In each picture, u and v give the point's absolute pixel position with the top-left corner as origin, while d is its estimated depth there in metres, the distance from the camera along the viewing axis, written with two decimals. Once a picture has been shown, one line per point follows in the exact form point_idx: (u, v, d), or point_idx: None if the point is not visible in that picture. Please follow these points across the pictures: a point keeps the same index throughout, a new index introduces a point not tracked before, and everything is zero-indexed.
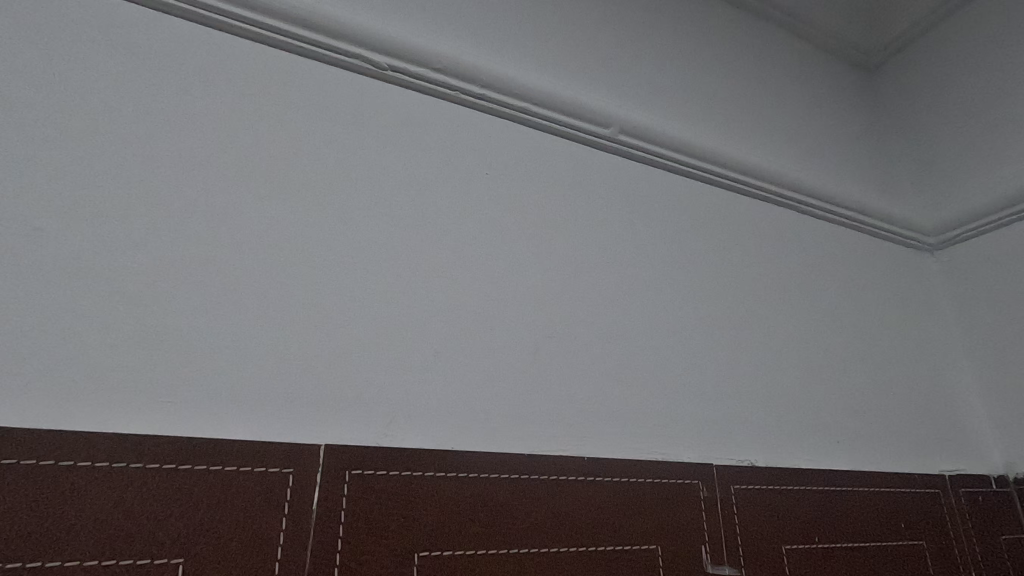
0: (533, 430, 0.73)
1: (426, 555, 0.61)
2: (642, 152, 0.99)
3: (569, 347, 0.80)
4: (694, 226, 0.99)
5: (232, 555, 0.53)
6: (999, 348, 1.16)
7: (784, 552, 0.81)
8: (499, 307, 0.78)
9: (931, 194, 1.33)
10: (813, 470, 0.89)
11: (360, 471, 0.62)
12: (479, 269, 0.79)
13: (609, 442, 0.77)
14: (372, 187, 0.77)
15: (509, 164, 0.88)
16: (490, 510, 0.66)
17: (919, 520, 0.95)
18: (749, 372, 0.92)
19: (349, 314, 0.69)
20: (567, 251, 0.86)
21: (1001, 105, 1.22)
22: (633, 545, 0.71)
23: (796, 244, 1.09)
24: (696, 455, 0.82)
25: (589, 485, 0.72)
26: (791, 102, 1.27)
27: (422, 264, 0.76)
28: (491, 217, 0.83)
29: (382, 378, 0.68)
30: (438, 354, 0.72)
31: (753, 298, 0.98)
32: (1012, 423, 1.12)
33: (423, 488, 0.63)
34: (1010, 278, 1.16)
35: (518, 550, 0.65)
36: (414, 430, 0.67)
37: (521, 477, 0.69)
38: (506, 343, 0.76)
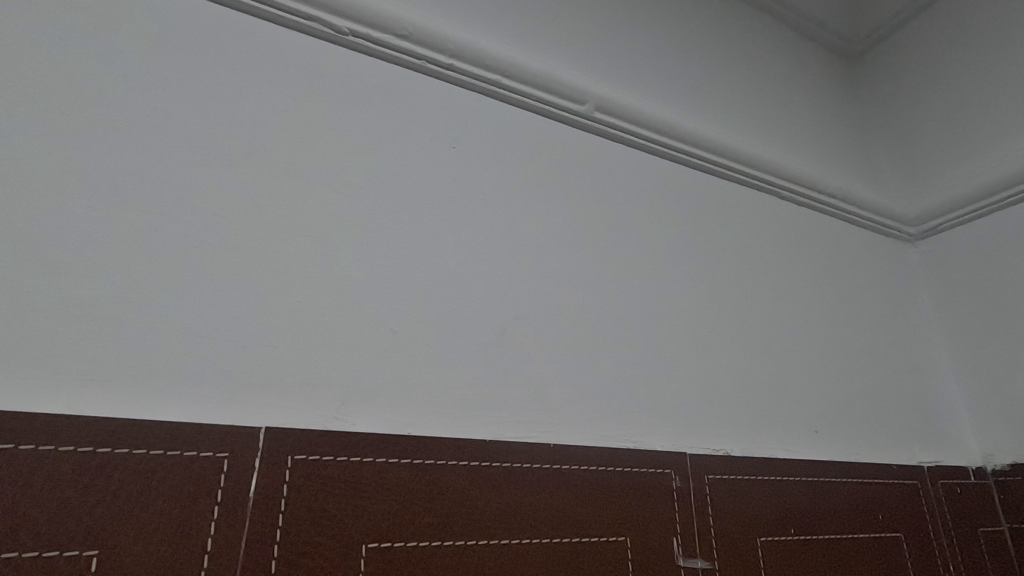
0: (497, 416, 0.69)
1: (375, 547, 0.57)
2: (623, 127, 0.94)
3: (538, 331, 0.76)
4: (676, 207, 0.95)
5: (156, 546, 0.49)
6: (982, 338, 1.13)
7: (758, 545, 0.78)
8: (465, 288, 0.74)
9: (913, 183, 1.28)
10: (789, 460, 0.86)
11: (304, 456, 0.57)
12: (443, 246, 0.75)
13: (578, 429, 0.73)
14: (328, 156, 0.72)
15: (481, 138, 0.83)
16: (446, 499, 0.62)
17: (897, 513, 0.92)
18: (727, 359, 0.88)
19: (301, 289, 0.64)
20: (539, 229, 0.82)
21: (988, 89, 1.17)
22: (600, 537, 0.68)
23: (782, 228, 1.05)
24: (669, 444, 0.78)
25: (555, 473, 0.68)
26: (780, 84, 1.22)
27: (380, 239, 0.71)
28: (457, 192, 0.78)
29: (334, 358, 0.63)
30: (395, 336, 0.67)
31: (732, 282, 0.95)
32: (993, 415, 1.09)
33: (373, 476, 0.59)
34: (992, 267, 1.12)
35: (476, 542, 0.61)
36: (366, 414, 0.63)
37: (481, 464, 0.65)
38: (470, 325, 0.72)
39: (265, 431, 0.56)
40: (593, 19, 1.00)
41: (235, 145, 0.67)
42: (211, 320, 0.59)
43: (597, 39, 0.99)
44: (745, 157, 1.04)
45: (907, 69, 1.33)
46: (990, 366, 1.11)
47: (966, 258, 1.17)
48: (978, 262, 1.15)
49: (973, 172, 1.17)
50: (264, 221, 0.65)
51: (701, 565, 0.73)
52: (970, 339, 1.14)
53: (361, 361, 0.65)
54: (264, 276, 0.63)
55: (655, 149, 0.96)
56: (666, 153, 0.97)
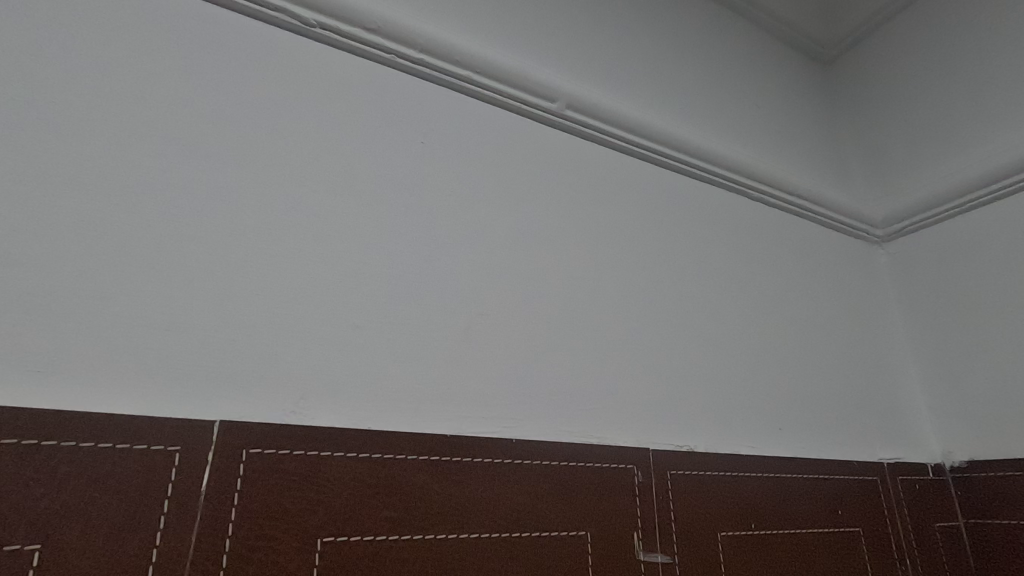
0: (460, 411, 0.69)
1: (331, 541, 0.57)
2: (594, 125, 0.94)
3: (503, 327, 0.76)
4: (645, 206, 0.96)
5: (102, 540, 0.48)
6: (943, 338, 1.16)
7: (718, 539, 0.79)
8: (430, 283, 0.74)
9: (881, 186, 1.31)
10: (752, 456, 0.87)
11: (259, 450, 0.57)
12: (408, 241, 0.74)
13: (541, 424, 0.74)
14: (293, 149, 0.71)
15: (450, 134, 0.83)
16: (406, 494, 0.62)
17: (856, 508, 0.94)
18: (693, 356, 0.89)
19: (262, 281, 0.64)
20: (507, 226, 0.82)
21: (954, 96, 1.20)
22: (561, 531, 0.68)
23: (750, 229, 1.07)
24: (634, 440, 0.79)
25: (517, 468, 0.69)
26: (752, 87, 1.24)
27: (344, 233, 0.71)
28: (425, 188, 0.78)
29: (294, 352, 0.63)
30: (357, 331, 0.67)
31: (700, 280, 0.96)
32: (951, 413, 1.12)
33: (330, 470, 0.59)
34: (954, 269, 1.15)
35: (435, 535, 0.62)
36: (326, 408, 0.62)
37: (442, 459, 0.65)
38: (436, 321, 0.72)
39: (219, 425, 0.56)
40: (566, 18, 1.01)
41: (195, 135, 0.66)
42: (166, 311, 0.58)
43: (570, 38, 1.00)
44: (715, 159, 1.05)
45: (876, 75, 1.36)
46: (950, 366, 1.14)
47: (929, 260, 1.20)
48: (941, 264, 1.18)
49: (939, 176, 1.20)
50: (224, 214, 0.64)
51: (662, 559, 0.74)
52: (931, 339, 1.17)
53: (322, 355, 0.64)
54: (224, 269, 0.62)
55: (626, 148, 0.97)
56: (637, 153, 0.98)
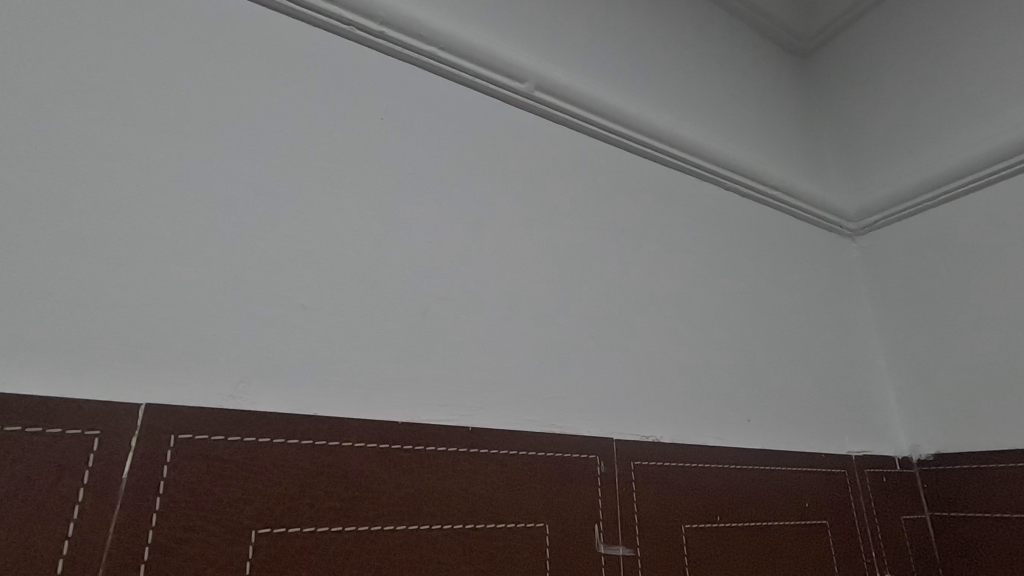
0: (413, 398, 0.66)
1: (266, 533, 0.53)
2: (563, 108, 0.91)
3: (463, 312, 0.73)
4: (615, 192, 0.94)
5: (6, 532, 0.44)
6: (912, 331, 1.15)
7: (682, 532, 0.77)
8: (385, 264, 0.70)
9: (855, 179, 1.30)
10: (719, 448, 0.85)
11: (189, 435, 0.53)
12: (363, 220, 0.71)
13: (501, 413, 0.71)
14: (240, 120, 0.67)
15: (411, 111, 0.80)
16: (351, 484, 0.58)
17: (823, 501, 0.93)
18: (660, 345, 0.87)
19: (200, 258, 0.60)
20: (470, 208, 0.79)
21: (929, 89, 1.19)
22: (517, 524, 0.66)
23: (722, 219, 1.05)
24: (597, 430, 0.77)
25: (472, 457, 0.66)
26: (728, 77, 1.23)
27: (293, 210, 0.67)
28: (382, 166, 0.75)
29: (234, 333, 0.59)
30: (305, 312, 0.64)
31: (669, 269, 0.94)
32: (919, 406, 1.12)
33: (267, 458, 0.55)
34: (924, 262, 1.15)
35: (382, 527, 0.58)
36: (266, 392, 0.59)
37: (391, 447, 0.62)
38: (391, 304, 0.69)
39: (146, 409, 0.52)
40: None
41: (130, 101, 0.61)
42: (90, 286, 0.54)
43: (541, 18, 0.97)
44: (689, 146, 1.03)
45: (851, 68, 1.36)
46: (919, 360, 1.14)
47: (901, 253, 1.20)
48: (912, 257, 1.17)
49: (912, 169, 1.19)
50: (160, 186, 0.60)
51: (623, 552, 0.71)
52: (901, 332, 1.17)
53: (265, 336, 0.61)
54: (158, 243, 0.58)
55: (597, 133, 0.95)
56: (608, 138, 0.96)
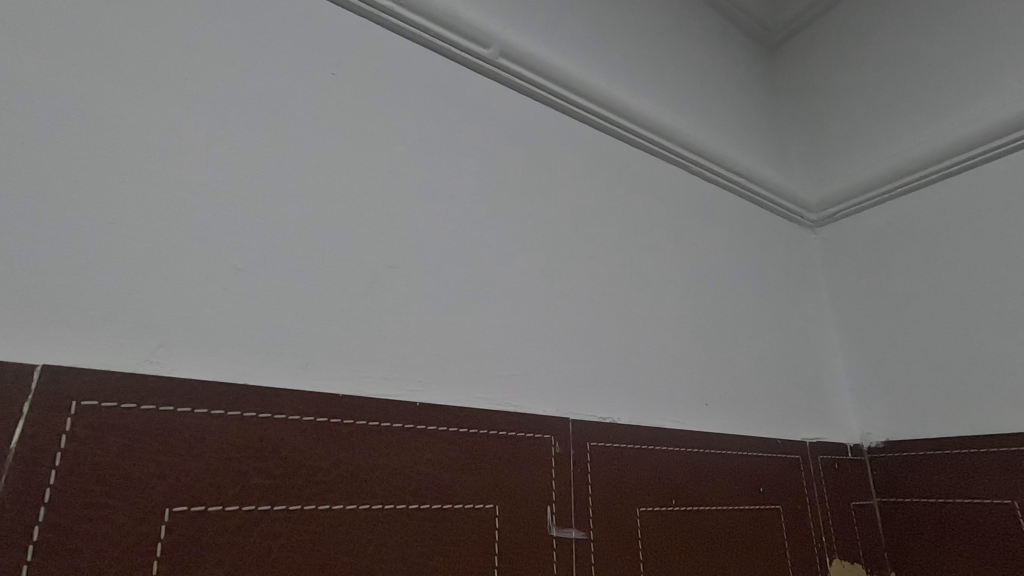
0: (356, 370, 0.62)
1: (183, 512, 0.48)
2: (529, 77, 0.88)
3: (414, 282, 0.69)
4: (578, 167, 0.91)
5: None
6: (867, 321, 1.17)
7: (638, 515, 0.75)
8: (331, 228, 0.65)
9: (817, 171, 1.31)
10: (676, 430, 0.84)
11: (95, 403, 0.47)
12: (309, 179, 0.66)
13: (451, 389, 0.67)
14: (170, 62, 0.61)
15: (366, 69, 0.75)
16: (283, 460, 0.54)
17: (777, 486, 0.93)
18: (620, 325, 0.85)
19: (115, 209, 0.54)
20: (425, 174, 0.75)
21: (890, 83, 1.21)
22: (465, 503, 0.62)
23: (685, 203, 1.04)
24: (553, 409, 0.74)
25: (419, 435, 0.62)
26: (696, 61, 1.21)
27: (227, 163, 0.61)
28: (331, 124, 0.70)
29: (154, 292, 0.53)
30: (238, 275, 0.58)
31: (631, 249, 0.92)
32: (871, 394, 1.14)
33: (186, 430, 0.50)
34: (882, 254, 1.17)
35: (317, 506, 0.54)
36: (189, 359, 0.53)
37: (329, 421, 0.57)
38: (336, 271, 0.64)
39: (42, 371, 0.46)
40: None
41: (42, 31, 0.55)
42: None
43: None
44: (655, 126, 1.02)
45: (817, 61, 1.36)
46: (873, 349, 1.15)
47: (858, 244, 1.21)
48: (870, 248, 1.19)
49: (872, 162, 1.20)
50: (74, 127, 0.54)
51: (576, 535, 0.69)
52: (856, 322, 1.19)
53: (191, 298, 0.55)
54: (68, 191, 0.52)
55: (562, 107, 0.92)
56: (574, 113, 0.93)
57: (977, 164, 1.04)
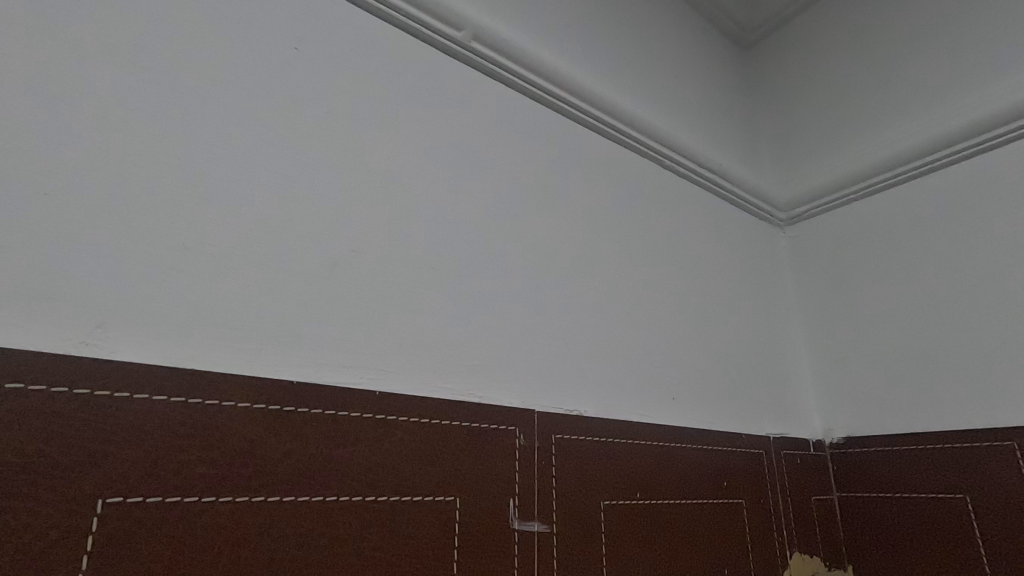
0: (314, 357, 0.59)
1: (118, 503, 0.45)
2: (503, 63, 0.86)
3: (379, 267, 0.67)
4: (550, 157, 0.90)
5: None
6: (832, 319, 1.19)
7: (602, 508, 0.75)
8: (291, 209, 0.62)
9: (786, 170, 1.33)
10: (643, 424, 0.84)
11: (21, 385, 0.44)
12: (268, 157, 0.63)
13: (414, 379, 0.65)
14: (118, 26, 0.57)
15: (333, 46, 0.72)
16: (230, 449, 0.51)
17: (740, 480, 0.94)
18: (589, 317, 0.84)
19: (50, 179, 0.50)
20: (393, 158, 0.72)
21: (859, 85, 1.23)
22: (425, 496, 0.61)
23: (657, 197, 1.04)
24: (519, 400, 0.73)
25: (378, 425, 0.60)
26: (671, 56, 1.21)
27: (179, 135, 0.58)
28: (294, 101, 0.67)
29: (92, 269, 0.50)
30: (189, 255, 0.55)
31: (602, 241, 0.91)
32: (834, 391, 1.16)
33: (124, 416, 0.47)
34: (847, 253, 1.19)
35: (266, 498, 0.51)
36: (131, 342, 0.50)
37: (282, 409, 0.55)
38: (295, 253, 0.61)
39: None
40: None
41: None
42: None
43: None
44: (629, 120, 1.01)
45: (789, 62, 1.38)
46: (836, 347, 1.17)
47: (825, 244, 1.23)
48: (836, 248, 1.21)
49: (841, 163, 1.22)
50: (6, 90, 0.50)
51: (538, 528, 0.68)
52: (821, 320, 1.20)
53: (134, 276, 0.52)
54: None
55: (536, 95, 0.91)
56: (548, 102, 0.92)
57: (939, 168, 1.07)
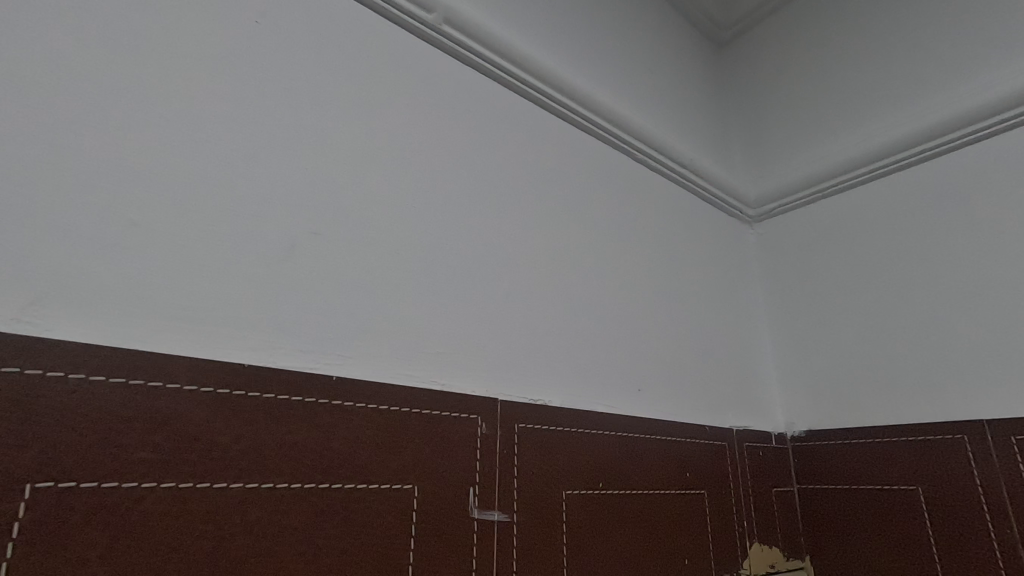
0: (268, 341, 0.57)
1: (49, 489, 0.43)
2: (475, 48, 0.85)
3: (339, 250, 0.65)
4: (522, 146, 0.89)
5: None
6: (796, 315, 1.21)
7: (564, 498, 0.75)
8: (247, 187, 0.60)
9: (755, 168, 1.35)
10: (607, 415, 0.84)
11: None
12: (224, 132, 0.60)
13: (375, 365, 0.64)
14: None
15: (297, 21, 0.70)
16: (174, 434, 0.49)
17: (702, 471, 0.95)
18: (555, 307, 0.84)
19: None
20: (358, 139, 0.71)
21: (828, 86, 1.26)
22: (382, 484, 0.59)
23: (628, 190, 1.05)
24: (483, 389, 0.72)
25: (335, 411, 0.58)
26: (644, 50, 1.22)
27: (127, 105, 0.55)
28: (254, 75, 0.64)
29: (27, 242, 0.47)
30: (135, 231, 0.52)
31: (571, 231, 0.91)
32: (797, 385, 1.18)
33: (56, 397, 0.45)
34: (812, 251, 1.21)
35: (212, 485, 0.50)
36: (68, 320, 0.47)
37: (231, 393, 0.53)
38: (250, 231, 0.59)
39: None
40: None
41: None
42: None
43: None
44: (602, 111, 1.01)
45: (761, 61, 1.40)
46: (799, 342, 1.19)
47: (791, 241, 1.25)
48: (802, 245, 1.23)
49: (809, 162, 1.25)
50: None
51: (498, 517, 0.67)
52: (786, 316, 1.23)
53: (74, 252, 0.49)
54: None
55: (508, 82, 0.90)
56: (521, 90, 0.91)
57: (901, 168, 1.10)
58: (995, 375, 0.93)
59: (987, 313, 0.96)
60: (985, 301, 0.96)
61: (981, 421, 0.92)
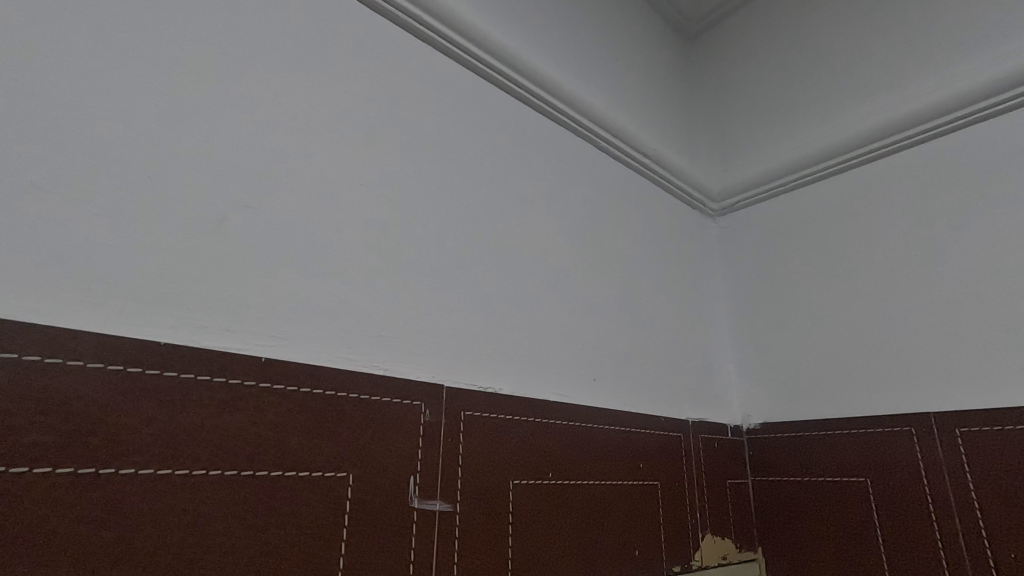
0: (191, 318, 0.53)
1: None
2: (432, 24, 0.82)
3: (275, 225, 0.61)
4: (479, 127, 0.87)
5: None
6: (755, 308, 1.21)
7: (511, 488, 0.73)
8: (173, 154, 0.56)
9: (720, 162, 1.35)
10: (560, 404, 0.82)
11: None
12: (147, 94, 0.56)
13: (311, 348, 0.60)
14: None
15: None
16: (76, 415, 0.45)
17: (656, 462, 0.94)
18: (509, 293, 0.82)
19: None
20: (301, 111, 0.67)
21: (792, 81, 1.26)
22: (313, 472, 0.56)
23: (589, 177, 1.03)
24: (429, 376, 0.69)
25: (262, 395, 0.55)
26: (611, 37, 1.20)
27: (33, 57, 0.50)
28: (186, 36, 0.60)
29: None
30: (38, 195, 0.48)
31: (528, 217, 0.89)
32: (754, 378, 1.18)
33: None
34: (773, 245, 1.22)
35: (118, 471, 0.46)
36: None
37: (144, 372, 0.49)
38: (173, 201, 0.55)
39: None
40: None
41: None
42: None
43: None
44: (564, 97, 0.99)
45: (728, 55, 1.40)
46: (757, 335, 1.20)
47: (752, 235, 1.26)
48: (762, 238, 1.24)
49: (771, 156, 1.25)
50: None
51: (440, 507, 0.65)
52: (745, 309, 1.23)
53: None
54: None
55: (467, 61, 0.87)
56: (481, 70, 0.89)
57: (859, 164, 1.11)
58: (943, 368, 0.95)
59: (936, 307, 0.97)
60: (934, 296, 0.98)
61: (928, 413, 0.94)
